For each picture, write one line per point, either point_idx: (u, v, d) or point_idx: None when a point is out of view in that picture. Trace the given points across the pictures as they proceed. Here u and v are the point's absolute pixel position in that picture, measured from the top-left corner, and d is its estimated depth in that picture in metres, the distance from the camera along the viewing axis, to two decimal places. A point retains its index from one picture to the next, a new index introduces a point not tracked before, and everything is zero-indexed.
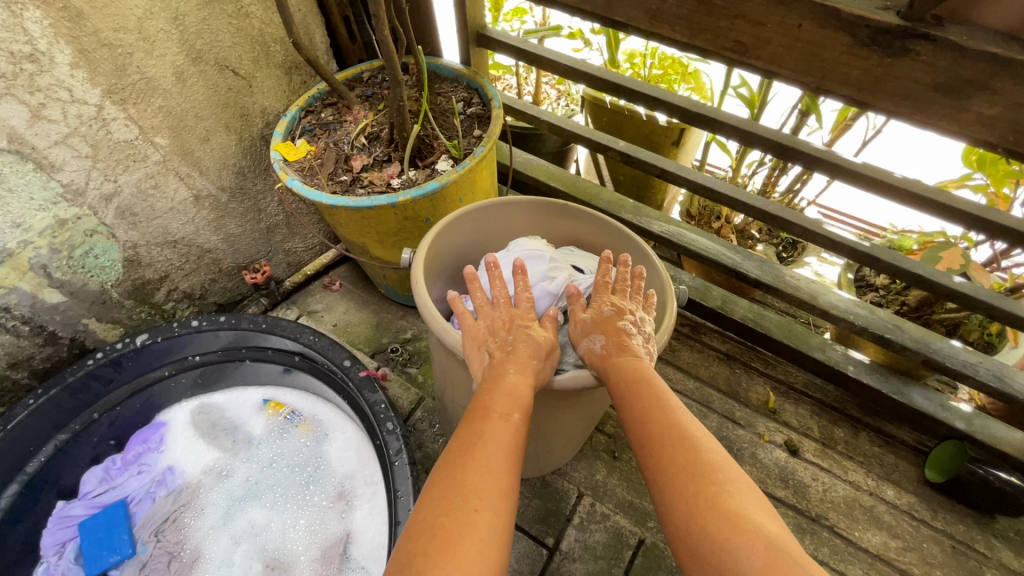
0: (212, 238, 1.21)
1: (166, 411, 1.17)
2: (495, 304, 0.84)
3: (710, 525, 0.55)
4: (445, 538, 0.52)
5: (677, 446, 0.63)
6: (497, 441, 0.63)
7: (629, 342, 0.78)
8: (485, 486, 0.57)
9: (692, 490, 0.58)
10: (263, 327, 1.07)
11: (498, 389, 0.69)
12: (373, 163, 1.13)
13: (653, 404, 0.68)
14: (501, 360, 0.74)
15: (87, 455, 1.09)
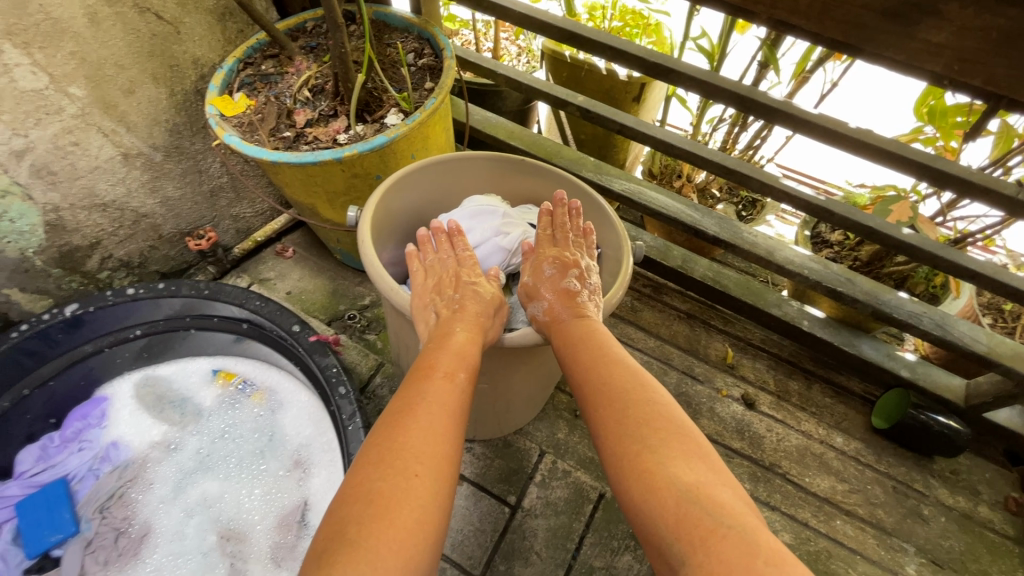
0: (148, 201, 1.13)
1: (108, 386, 1.11)
2: (442, 265, 0.83)
3: (630, 487, 0.57)
4: (380, 507, 0.52)
5: (606, 409, 0.65)
6: (441, 402, 0.64)
7: (574, 299, 0.79)
8: (426, 450, 0.58)
9: (617, 453, 0.61)
10: (206, 294, 1.01)
11: (445, 350, 0.69)
12: (318, 118, 1.07)
13: (589, 368, 0.70)
14: (453, 317, 0.74)
15: (21, 434, 1.02)
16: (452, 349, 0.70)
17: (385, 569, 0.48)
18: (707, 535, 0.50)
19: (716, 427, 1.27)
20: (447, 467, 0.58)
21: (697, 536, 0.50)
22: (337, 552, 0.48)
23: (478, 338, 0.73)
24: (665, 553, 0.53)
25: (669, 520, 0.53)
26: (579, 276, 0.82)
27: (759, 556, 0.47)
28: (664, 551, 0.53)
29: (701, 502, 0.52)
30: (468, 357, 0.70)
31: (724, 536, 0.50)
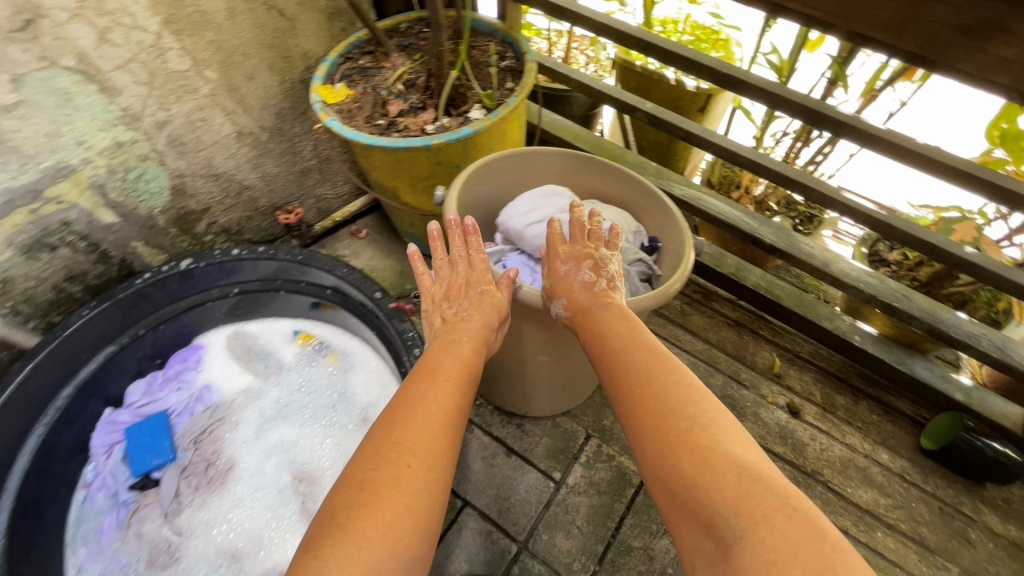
0: (251, 175, 1.27)
1: (204, 336, 1.25)
2: (454, 268, 0.89)
3: (684, 462, 0.59)
4: (372, 493, 0.59)
5: (658, 392, 0.67)
6: (442, 401, 0.70)
7: (591, 292, 0.82)
8: (421, 446, 0.64)
9: (670, 430, 0.63)
10: (299, 259, 1.13)
11: (450, 358, 0.77)
12: (408, 109, 1.17)
13: (637, 352, 0.73)
14: (458, 330, 0.81)
15: (133, 368, 1.17)
16: (458, 357, 0.77)
17: (369, 548, 0.54)
18: (769, 513, 0.52)
19: (758, 431, 1.29)
20: (438, 462, 0.64)
21: (759, 514, 0.52)
22: (328, 534, 0.55)
23: (478, 348, 0.80)
24: (713, 530, 0.55)
25: (728, 495, 0.55)
26: (596, 266, 0.85)
27: (826, 540, 0.50)
28: (716, 525, 0.54)
29: (763, 482, 0.55)
30: (469, 365, 0.77)
31: (789, 516, 0.52)
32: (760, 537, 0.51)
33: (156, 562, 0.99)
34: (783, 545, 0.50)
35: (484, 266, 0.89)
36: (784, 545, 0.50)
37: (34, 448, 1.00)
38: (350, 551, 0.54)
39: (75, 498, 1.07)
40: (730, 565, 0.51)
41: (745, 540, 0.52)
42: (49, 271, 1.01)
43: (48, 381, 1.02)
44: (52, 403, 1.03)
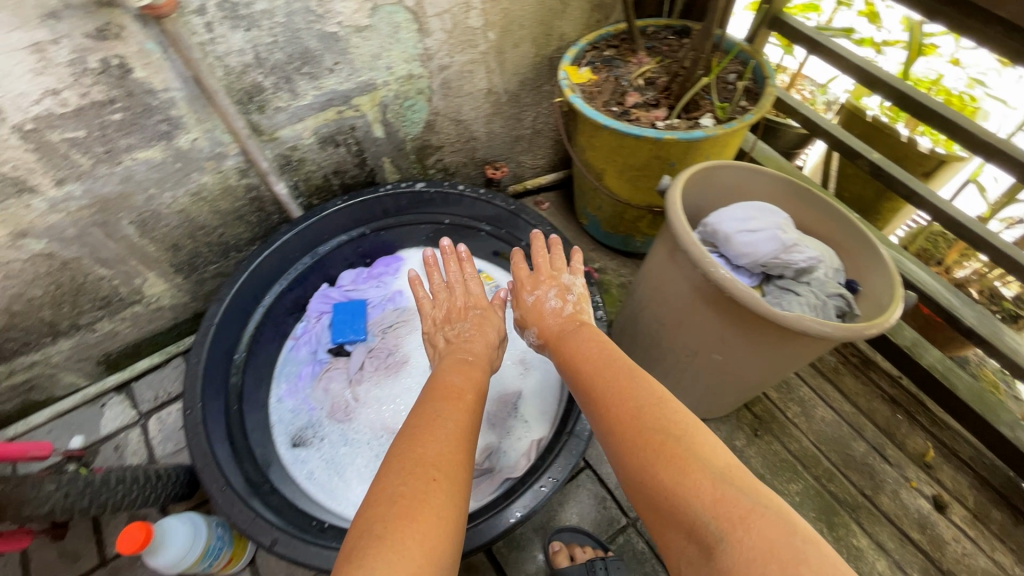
0: (481, 128, 1.44)
1: (406, 251, 1.46)
2: (447, 297, 1.14)
3: (664, 476, 0.69)
4: (404, 505, 0.68)
5: (639, 418, 0.77)
6: (454, 418, 0.83)
7: (562, 316, 1.06)
8: (441, 463, 0.74)
9: (648, 449, 0.73)
10: (512, 209, 1.27)
11: (457, 385, 0.92)
12: (643, 103, 1.27)
13: (615, 384, 0.84)
14: (468, 364, 0.99)
15: (349, 258, 1.39)
16: (466, 381, 0.93)
17: (410, 556, 0.62)
18: (741, 514, 0.62)
19: (896, 509, 1.22)
20: (457, 476, 0.74)
21: (734, 517, 0.61)
22: (370, 545, 0.63)
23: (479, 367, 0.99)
24: (695, 534, 0.64)
25: (706, 500, 0.64)
26: (562, 292, 1.10)
27: (791, 531, 0.60)
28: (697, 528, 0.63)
29: (733, 485, 0.65)
30: (474, 385, 0.94)
31: (760, 514, 0.61)
32: (734, 535, 0.60)
33: (335, 415, 1.19)
34: (757, 541, 0.59)
35: (475, 291, 1.15)
36: (757, 541, 0.59)
37: (277, 293, 1.25)
38: (392, 557, 0.61)
39: (285, 345, 1.30)
40: (714, 563, 0.60)
41: (724, 541, 0.61)
42: (327, 162, 1.24)
43: (299, 246, 1.25)
44: (295, 265, 1.27)
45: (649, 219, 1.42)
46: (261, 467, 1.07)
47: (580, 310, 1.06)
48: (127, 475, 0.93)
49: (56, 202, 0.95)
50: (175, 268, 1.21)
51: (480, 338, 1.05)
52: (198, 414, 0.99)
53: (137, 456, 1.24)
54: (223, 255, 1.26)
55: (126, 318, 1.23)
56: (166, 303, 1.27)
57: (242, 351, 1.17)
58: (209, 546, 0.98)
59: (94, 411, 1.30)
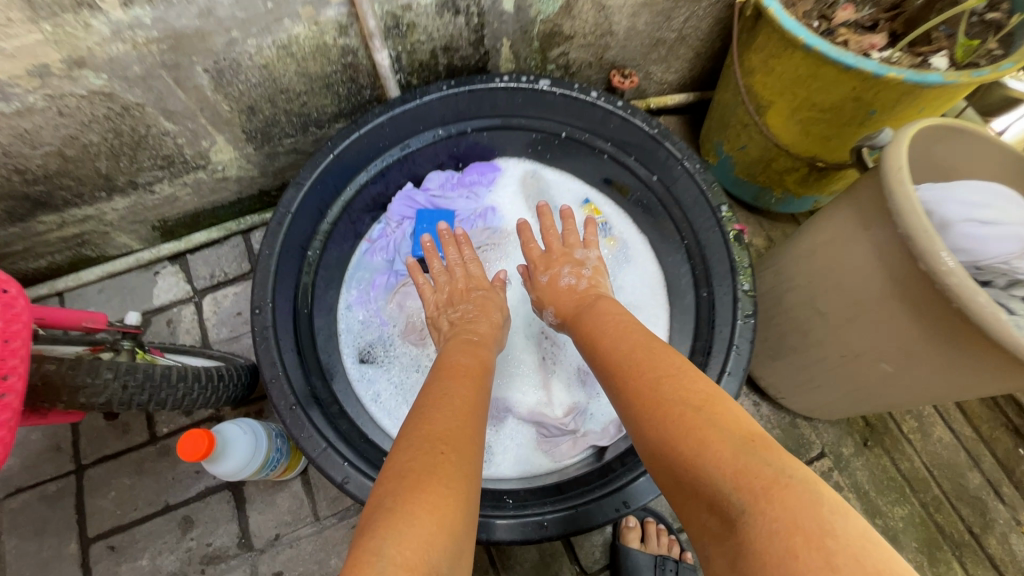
0: (623, 21, 1.15)
1: (505, 160, 1.22)
2: (451, 273, 1.00)
3: (680, 446, 0.56)
4: (414, 475, 0.58)
5: (649, 391, 0.65)
6: (462, 391, 0.73)
7: (576, 293, 0.93)
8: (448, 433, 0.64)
9: (659, 421, 0.61)
10: (653, 133, 0.99)
11: (467, 357, 0.81)
12: (855, 22, 0.98)
13: (627, 356, 0.73)
14: (472, 343, 0.86)
15: (440, 158, 1.17)
16: (475, 362, 0.81)
17: (417, 528, 0.52)
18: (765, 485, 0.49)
19: (1001, 554, 1.09)
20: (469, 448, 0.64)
21: (758, 487, 0.48)
22: (375, 516, 0.53)
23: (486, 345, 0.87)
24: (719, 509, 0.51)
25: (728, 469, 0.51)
26: (577, 266, 0.98)
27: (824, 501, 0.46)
28: (718, 502, 0.51)
29: (756, 450, 0.52)
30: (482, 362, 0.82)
31: (788, 484, 0.48)
32: (758, 508, 0.47)
33: (408, 337, 1.07)
34: (780, 514, 0.46)
35: (477, 271, 1.01)
36: (783, 513, 0.45)
37: (358, 185, 1.07)
38: (397, 534, 0.51)
39: (359, 246, 1.15)
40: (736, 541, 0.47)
41: (746, 514, 0.48)
42: (440, 33, 0.99)
43: (390, 133, 1.04)
44: (382, 156, 1.07)
45: (801, 174, 1.16)
46: (329, 382, 0.95)
47: (598, 283, 0.94)
48: (188, 373, 0.83)
49: (120, 28, 0.75)
50: (248, 135, 1.03)
51: (487, 319, 0.93)
52: (268, 317, 0.86)
53: (190, 336, 1.16)
54: (302, 129, 1.07)
55: (188, 183, 1.07)
56: (232, 175, 1.10)
57: (317, 247, 1.02)
58: (268, 459, 0.90)
59: (147, 277, 1.20)
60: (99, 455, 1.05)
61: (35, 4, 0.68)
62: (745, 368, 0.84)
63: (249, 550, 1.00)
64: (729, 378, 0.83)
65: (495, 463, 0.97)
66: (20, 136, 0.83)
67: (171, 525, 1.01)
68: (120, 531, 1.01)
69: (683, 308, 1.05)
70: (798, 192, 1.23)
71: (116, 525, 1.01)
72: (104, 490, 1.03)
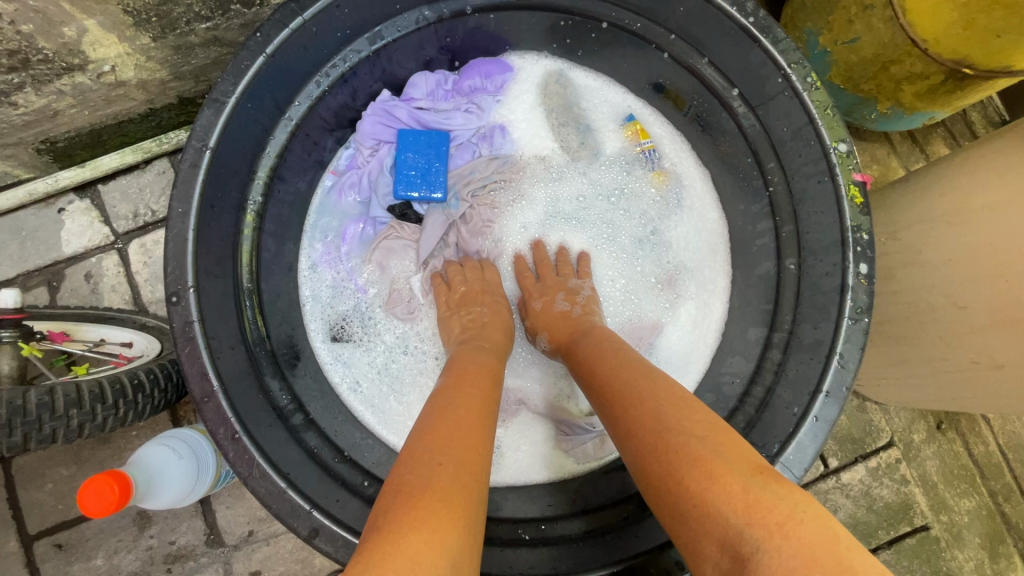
0: None
1: (520, 56, 0.87)
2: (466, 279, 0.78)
3: (679, 469, 0.43)
4: (409, 494, 0.39)
5: (629, 405, 0.51)
6: (454, 387, 0.53)
7: (569, 320, 0.72)
8: (440, 431, 0.46)
9: (647, 436, 0.47)
10: (748, 25, 0.66)
11: (471, 364, 0.60)
12: None
13: (611, 360, 0.58)
14: (465, 346, 0.66)
15: (428, 55, 0.83)
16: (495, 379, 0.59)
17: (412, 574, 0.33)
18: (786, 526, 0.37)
19: None
20: (475, 454, 0.45)
21: (773, 523, 0.37)
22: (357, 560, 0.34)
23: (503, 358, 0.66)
24: (723, 552, 0.38)
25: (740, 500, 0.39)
26: (571, 294, 0.76)
27: (844, 540, 0.36)
28: (726, 541, 0.38)
29: (768, 481, 0.40)
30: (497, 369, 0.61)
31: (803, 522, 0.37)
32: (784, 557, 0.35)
33: (393, 309, 0.83)
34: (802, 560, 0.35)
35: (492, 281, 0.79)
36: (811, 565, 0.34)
37: (311, 98, 0.75)
38: None
39: (322, 180, 0.86)
40: None
41: (762, 555, 0.36)
42: None
43: (351, 16, 0.69)
44: (343, 51, 0.74)
45: (929, 85, 0.83)
46: (290, 379, 0.73)
47: (597, 312, 0.73)
48: (83, 394, 0.58)
49: None
50: (136, 20, 0.68)
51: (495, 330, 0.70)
52: (190, 308, 0.61)
53: (117, 295, 0.91)
54: (220, 8, 0.71)
55: (65, 92, 0.75)
56: (131, 79, 0.77)
57: (258, 193, 0.73)
58: (221, 473, 0.71)
59: (49, 216, 0.92)
60: None
61: None
62: (849, 384, 0.61)
63: (220, 548, 0.87)
64: (825, 400, 0.62)
65: (503, 465, 0.79)
66: None
67: (125, 521, 0.86)
68: (66, 527, 0.86)
69: (753, 278, 0.80)
70: (911, 108, 0.90)
71: (60, 521, 0.86)
72: (39, 481, 0.87)
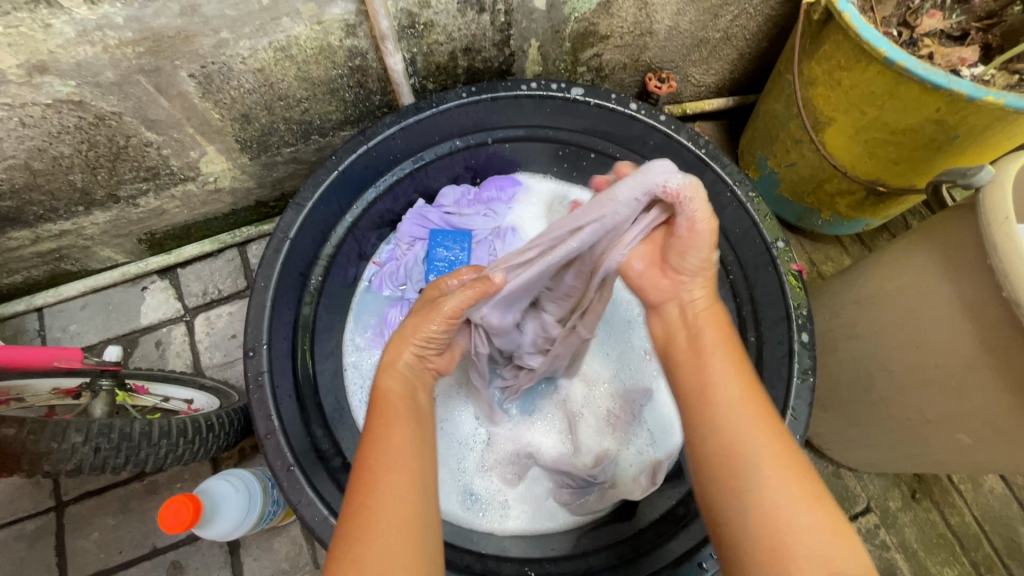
0: (665, 20, 0.98)
1: (528, 175, 1.11)
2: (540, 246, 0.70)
3: (780, 497, 0.49)
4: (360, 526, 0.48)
5: (709, 416, 0.56)
6: (382, 426, 0.56)
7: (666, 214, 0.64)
8: (379, 461, 0.53)
9: (751, 456, 0.52)
10: (700, 154, 0.88)
11: (386, 398, 0.60)
12: (940, 32, 0.88)
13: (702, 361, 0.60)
14: (390, 349, 0.65)
15: (455, 172, 1.05)
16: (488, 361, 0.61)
17: None
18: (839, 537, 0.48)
19: None
20: (414, 476, 0.52)
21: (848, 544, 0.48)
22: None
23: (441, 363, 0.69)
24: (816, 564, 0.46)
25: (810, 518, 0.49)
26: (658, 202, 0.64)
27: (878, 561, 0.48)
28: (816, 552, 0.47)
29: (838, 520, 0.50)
30: (418, 379, 0.64)
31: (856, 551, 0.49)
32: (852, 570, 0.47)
33: None
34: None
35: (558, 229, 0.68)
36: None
37: (366, 203, 0.96)
38: None
39: (365, 270, 1.06)
40: None
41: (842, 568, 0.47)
42: (461, 33, 0.86)
43: (402, 145, 0.92)
44: (393, 169, 0.96)
45: (858, 198, 1.03)
46: (330, 429, 0.86)
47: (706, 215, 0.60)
48: (173, 428, 0.73)
49: (87, 29, 0.64)
50: (242, 145, 0.91)
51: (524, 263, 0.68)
52: (262, 361, 0.76)
53: (180, 360, 1.07)
54: (303, 137, 0.95)
55: (176, 196, 0.96)
56: (226, 187, 0.99)
57: (318, 274, 0.91)
58: (265, 513, 0.81)
59: (133, 293, 1.10)
60: (80, 492, 0.96)
61: None
62: (800, 434, 0.75)
63: None
64: None
65: (511, 518, 0.89)
66: None
67: (160, 570, 0.94)
68: None
69: None
70: (850, 216, 1.09)
71: (100, 569, 0.93)
72: (86, 530, 0.95)
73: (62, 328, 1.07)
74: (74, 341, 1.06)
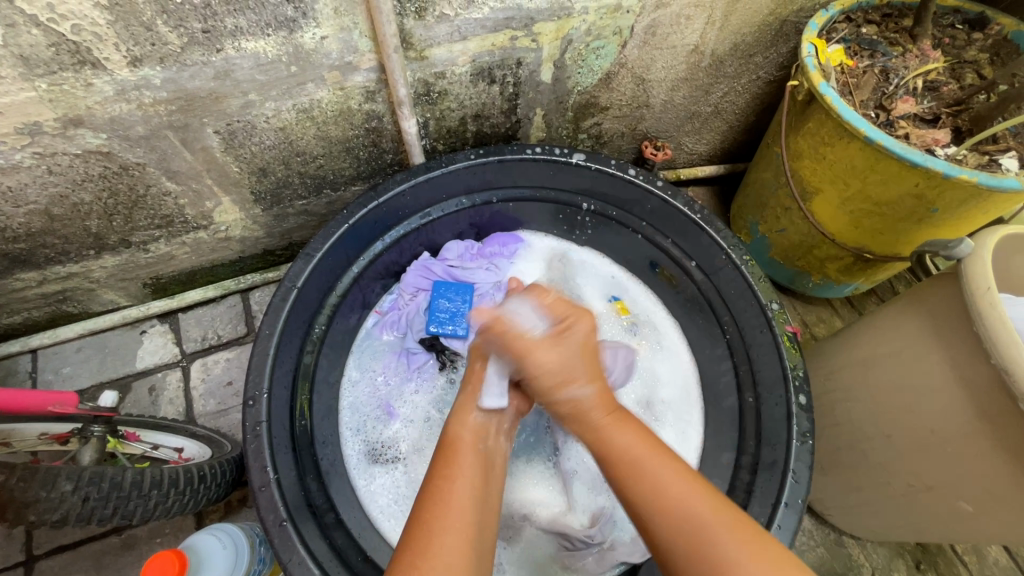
0: (660, 95, 1.06)
1: (529, 232, 1.15)
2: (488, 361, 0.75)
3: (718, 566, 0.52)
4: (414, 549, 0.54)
5: (661, 505, 0.56)
6: (446, 478, 0.61)
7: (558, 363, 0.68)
8: (432, 499, 0.59)
9: (677, 539, 0.55)
10: (696, 219, 0.92)
11: (451, 449, 0.66)
12: (915, 115, 0.95)
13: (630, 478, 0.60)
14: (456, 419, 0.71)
15: (459, 228, 1.09)
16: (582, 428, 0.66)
17: None
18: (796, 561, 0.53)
19: None
20: (472, 506, 0.59)
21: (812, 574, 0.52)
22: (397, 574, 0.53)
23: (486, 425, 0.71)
24: None
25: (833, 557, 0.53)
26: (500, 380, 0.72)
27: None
28: None
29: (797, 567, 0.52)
30: (488, 434, 0.69)
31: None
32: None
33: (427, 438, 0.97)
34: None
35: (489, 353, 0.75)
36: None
37: (373, 254, 0.98)
38: None
39: (367, 318, 1.06)
40: None
41: None
42: (472, 101, 0.92)
43: (411, 201, 0.96)
44: (400, 224, 0.99)
45: (846, 264, 1.08)
46: (324, 482, 0.85)
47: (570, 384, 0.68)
48: (165, 478, 0.72)
49: (125, 88, 0.69)
50: (256, 197, 0.94)
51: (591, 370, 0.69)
52: (261, 411, 0.76)
53: (173, 407, 1.05)
54: (315, 191, 0.98)
55: (186, 243, 0.99)
56: (235, 235, 1.01)
57: (322, 323, 0.92)
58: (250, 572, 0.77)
59: (131, 337, 1.09)
60: (54, 546, 0.92)
61: (30, 61, 0.62)
62: (803, 498, 0.75)
63: None
64: (783, 510, 0.75)
65: None
66: (2, 193, 0.76)
67: None
68: None
69: (723, 411, 0.96)
70: (839, 280, 1.13)
71: None
72: None
73: (55, 371, 1.05)
74: (65, 384, 1.05)
